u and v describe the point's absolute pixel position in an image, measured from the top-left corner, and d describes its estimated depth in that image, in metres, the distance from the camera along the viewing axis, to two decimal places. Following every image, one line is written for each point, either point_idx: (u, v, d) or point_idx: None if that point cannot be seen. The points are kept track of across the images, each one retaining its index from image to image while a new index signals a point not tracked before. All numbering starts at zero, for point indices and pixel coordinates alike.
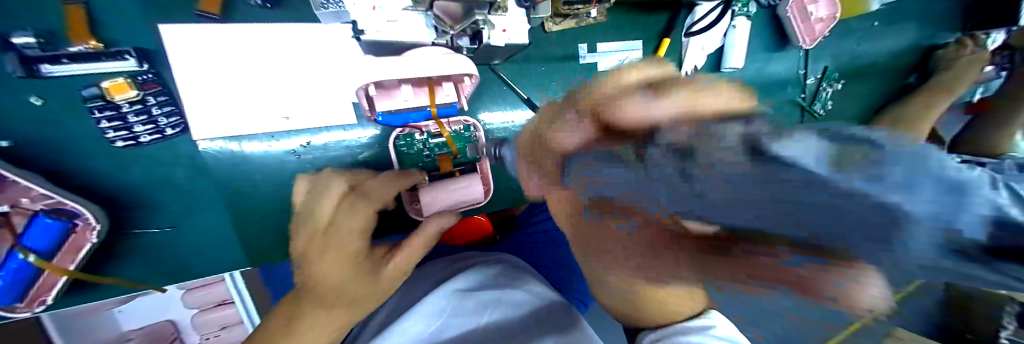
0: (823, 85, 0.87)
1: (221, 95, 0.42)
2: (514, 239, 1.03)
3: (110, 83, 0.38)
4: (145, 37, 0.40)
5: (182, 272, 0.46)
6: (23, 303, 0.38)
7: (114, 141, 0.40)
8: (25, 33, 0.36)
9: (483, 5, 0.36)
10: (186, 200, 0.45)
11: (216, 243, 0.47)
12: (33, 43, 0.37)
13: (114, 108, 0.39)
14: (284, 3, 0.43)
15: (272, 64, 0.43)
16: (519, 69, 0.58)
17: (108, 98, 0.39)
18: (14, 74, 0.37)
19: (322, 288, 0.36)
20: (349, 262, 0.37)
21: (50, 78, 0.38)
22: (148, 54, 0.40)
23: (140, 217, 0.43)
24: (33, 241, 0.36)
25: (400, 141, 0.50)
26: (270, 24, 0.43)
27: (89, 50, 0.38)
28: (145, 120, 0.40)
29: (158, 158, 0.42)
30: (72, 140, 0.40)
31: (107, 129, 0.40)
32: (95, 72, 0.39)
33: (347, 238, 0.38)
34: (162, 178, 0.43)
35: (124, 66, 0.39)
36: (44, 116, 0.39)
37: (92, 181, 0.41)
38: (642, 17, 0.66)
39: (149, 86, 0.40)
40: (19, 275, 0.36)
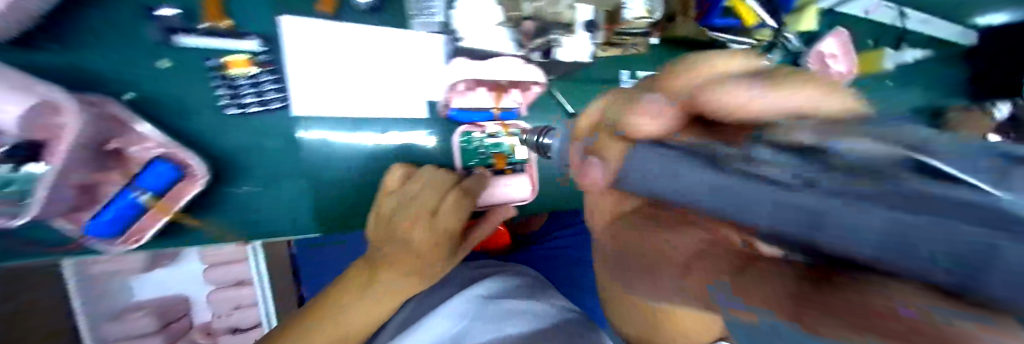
0: None
1: (319, 78, 0.48)
2: (532, 251, 1.06)
3: (229, 60, 0.45)
4: (263, 25, 0.47)
5: (256, 230, 0.50)
6: (123, 238, 0.43)
7: (228, 108, 0.46)
8: (169, 7, 0.44)
9: (559, 26, 0.44)
10: (270, 167, 0.49)
11: (289, 211, 0.51)
12: (173, 16, 0.44)
13: (231, 80, 0.46)
14: (384, 10, 0.51)
15: (365, 58, 0.50)
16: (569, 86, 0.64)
17: (226, 72, 0.45)
18: (153, 41, 0.44)
19: (410, 255, 0.41)
20: (446, 242, 0.43)
21: (178, 47, 0.45)
22: (266, 39, 0.47)
23: (230, 177, 0.48)
24: (151, 184, 0.41)
25: (462, 138, 0.55)
26: (369, 24, 0.50)
27: (215, 27, 0.45)
28: (255, 92, 0.47)
29: (256, 126, 0.48)
30: (188, 101, 0.46)
31: (224, 96, 0.46)
32: (217, 47, 0.45)
33: (449, 222, 0.44)
34: (251, 145, 0.48)
35: (247, 46, 0.45)
36: (165, 77, 0.45)
37: (196, 140, 0.46)
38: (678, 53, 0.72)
39: (263, 65, 0.46)
40: (130, 211, 0.42)
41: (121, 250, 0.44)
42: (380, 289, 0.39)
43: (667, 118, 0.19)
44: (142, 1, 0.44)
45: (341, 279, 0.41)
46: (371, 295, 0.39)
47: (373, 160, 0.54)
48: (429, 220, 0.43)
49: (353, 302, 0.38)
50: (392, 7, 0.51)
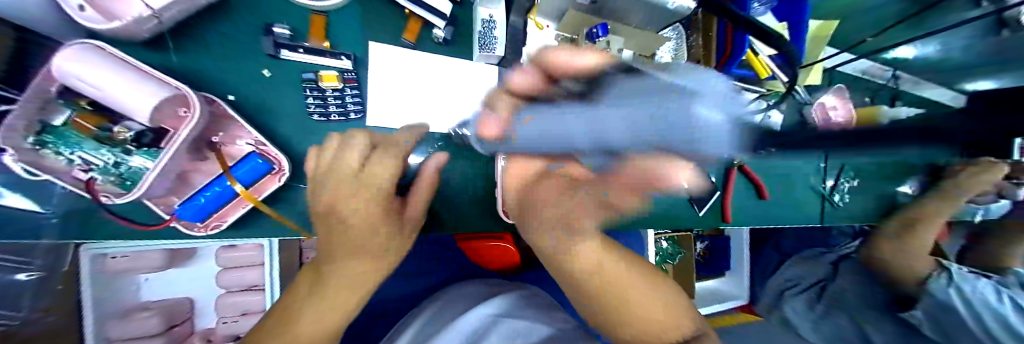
0: (842, 180, 0.99)
1: (393, 95, 0.56)
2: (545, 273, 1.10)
3: (323, 74, 0.53)
4: (356, 47, 0.55)
5: (316, 228, 0.54)
6: (205, 222, 0.47)
7: (312, 114, 0.53)
8: (284, 27, 0.52)
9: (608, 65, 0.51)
10: None
11: None
12: (286, 35, 0.52)
13: (321, 91, 0.53)
14: (455, 43, 0.59)
15: (432, 81, 0.58)
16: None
17: (320, 83, 0.53)
18: (265, 53, 0.52)
19: (345, 229, 0.41)
20: (381, 207, 0.43)
21: (282, 60, 0.53)
22: (355, 59, 0.54)
23: (303, 175, 0.53)
24: (242, 174, 0.47)
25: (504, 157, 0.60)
26: (441, 55, 0.58)
27: (319, 48, 0.53)
28: (338, 103, 0.54)
29: (333, 132, 0.54)
30: (282, 105, 0.53)
31: (310, 104, 0.53)
32: (316, 63, 0.53)
33: (380, 181, 0.43)
34: (325, 149, 0.54)
35: (340, 64, 0.53)
36: (268, 84, 0.53)
37: (283, 139, 0.53)
38: None
39: (349, 81, 0.54)
40: (219, 198, 0.46)
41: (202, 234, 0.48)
42: (339, 280, 0.39)
43: (635, 124, 0.20)
44: (262, 21, 0.53)
45: (298, 280, 0.43)
46: (326, 288, 0.38)
47: None
48: (355, 179, 0.41)
49: (312, 300, 0.37)
50: (460, 40, 0.60)
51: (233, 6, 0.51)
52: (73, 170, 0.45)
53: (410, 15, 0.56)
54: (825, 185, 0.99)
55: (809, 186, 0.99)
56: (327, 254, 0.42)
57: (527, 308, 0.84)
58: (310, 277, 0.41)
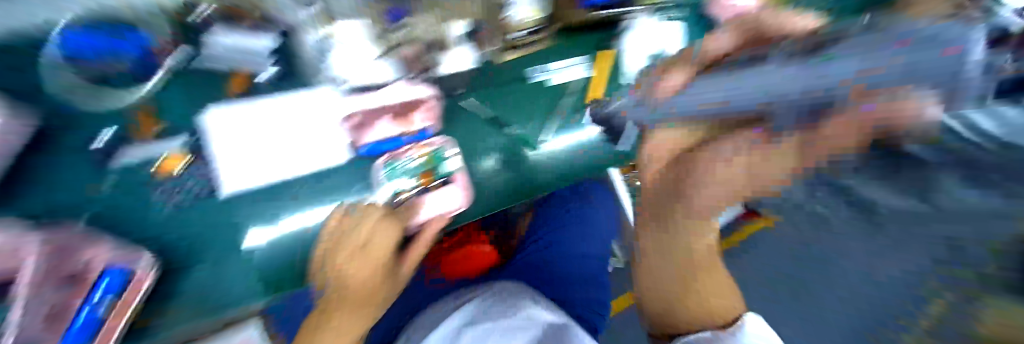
0: None
1: (241, 153, 0.50)
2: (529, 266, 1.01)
3: (167, 156, 0.48)
4: (187, 114, 0.50)
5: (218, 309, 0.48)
6: None
7: (162, 202, 0.47)
8: (103, 134, 0.47)
9: None
10: (204, 238, 0.48)
11: (237, 277, 0.49)
12: (107, 140, 0.46)
13: (171, 178, 0.48)
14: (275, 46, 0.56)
15: (281, 121, 0.54)
16: (490, 96, 0.66)
17: (168, 171, 0.48)
18: (93, 149, 0.46)
19: (351, 283, 0.59)
20: (376, 267, 0.61)
21: (120, 161, 0.47)
22: (193, 128, 0.50)
23: (179, 261, 0.47)
24: (106, 287, 0.40)
25: (383, 169, 0.55)
26: (276, 95, 0.55)
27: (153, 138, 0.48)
28: (191, 183, 0.48)
29: (192, 208, 0.48)
30: (128, 203, 0.46)
31: (161, 194, 0.47)
32: (158, 150, 0.48)
33: (381, 246, 0.58)
34: (191, 225, 0.48)
35: (178, 142, 0.49)
36: (106, 190, 0.45)
37: (133, 226, 0.45)
38: (556, 44, 0.71)
39: (196, 156, 0.49)
40: (90, 325, 0.40)
41: None
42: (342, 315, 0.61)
43: None
44: (84, 131, 0.46)
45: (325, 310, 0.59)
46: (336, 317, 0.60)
47: (307, 209, 0.51)
48: (358, 252, 0.56)
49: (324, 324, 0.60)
50: (292, 69, 0.57)
51: (65, 125, 0.45)
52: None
53: (235, 69, 0.53)
54: None
55: None
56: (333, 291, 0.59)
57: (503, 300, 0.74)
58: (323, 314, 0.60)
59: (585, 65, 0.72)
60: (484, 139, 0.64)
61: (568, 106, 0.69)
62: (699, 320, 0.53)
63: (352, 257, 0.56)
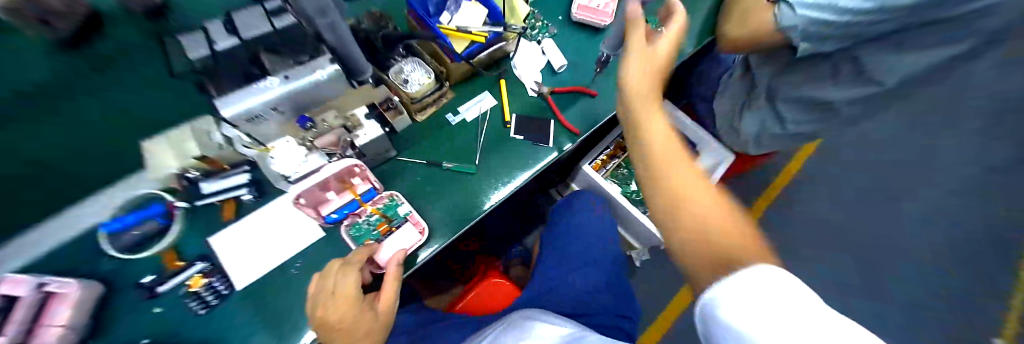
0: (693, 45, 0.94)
1: (249, 262, 0.61)
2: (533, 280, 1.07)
3: (192, 280, 0.58)
4: (198, 242, 0.63)
5: None
6: None
7: (198, 311, 0.58)
8: (147, 276, 0.59)
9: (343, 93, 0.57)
10: (229, 330, 0.58)
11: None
12: (151, 278, 0.58)
13: (194, 295, 0.58)
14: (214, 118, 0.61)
15: (265, 223, 0.65)
16: (428, 144, 0.76)
17: (195, 290, 0.58)
18: (144, 295, 0.57)
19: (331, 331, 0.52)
20: (354, 308, 0.54)
21: (161, 293, 0.58)
22: (209, 257, 0.62)
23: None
24: None
25: (350, 231, 0.65)
26: (257, 211, 0.66)
27: (177, 269, 0.59)
28: (214, 294, 0.58)
29: (219, 312, 0.59)
30: (178, 322, 0.57)
31: (198, 307, 0.58)
32: (180, 279, 0.58)
33: (346, 284, 0.54)
34: (227, 323, 0.59)
35: (195, 268, 0.59)
36: (163, 320, 0.57)
37: (184, 336, 0.57)
38: (462, 95, 0.82)
39: (212, 272, 0.60)
40: None
41: None
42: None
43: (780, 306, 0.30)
44: (134, 280, 0.58)
45: None
46: None
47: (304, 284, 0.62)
48: (329, 297, 0.53)
49: None
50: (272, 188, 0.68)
51: (124, 287, 0.58)
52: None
53: (222, 201, 0.64)
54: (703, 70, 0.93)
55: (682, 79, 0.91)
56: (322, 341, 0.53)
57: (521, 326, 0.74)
58: None
59: (488, 98, 0.82)
60: (444, 181, 0.74)
61: (496, 139, 0.79)
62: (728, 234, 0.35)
63: (326, 305, 0.53)
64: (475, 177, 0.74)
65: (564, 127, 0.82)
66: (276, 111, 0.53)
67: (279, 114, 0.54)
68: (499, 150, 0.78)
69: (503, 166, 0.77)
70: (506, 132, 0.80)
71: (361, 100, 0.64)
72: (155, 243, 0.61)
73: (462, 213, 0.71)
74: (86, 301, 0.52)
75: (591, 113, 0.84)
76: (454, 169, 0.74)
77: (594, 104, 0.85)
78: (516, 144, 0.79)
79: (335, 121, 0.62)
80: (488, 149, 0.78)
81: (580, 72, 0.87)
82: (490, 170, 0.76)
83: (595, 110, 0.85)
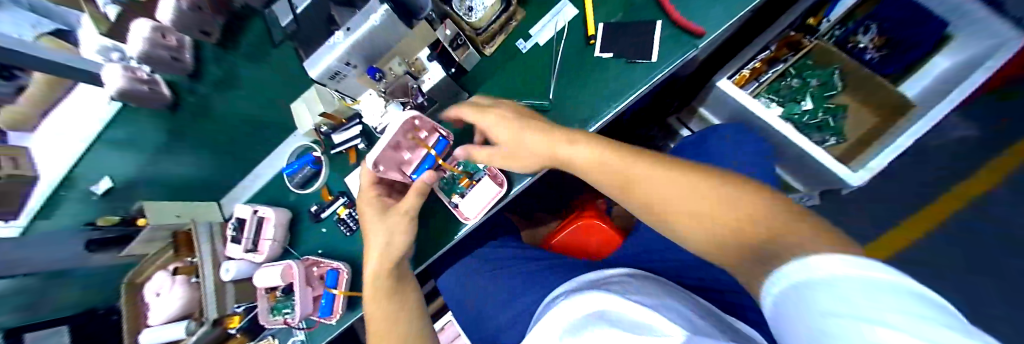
0: None
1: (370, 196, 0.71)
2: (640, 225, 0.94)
3: (339, 208, 0.73)
4: (336, 181, 0.77)
5: None
6: (333, 314, 0.67)
7: (346, 232, 0.73)
8: (314, 205, 0.77)
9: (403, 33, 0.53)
10: (365, 249, 0.72)
11: None
12: (316, 208, 0.76)
13: (343, 220, 0.73)
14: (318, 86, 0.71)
15: None
16: (500, 80, 0.68)
17: (341, 216, 0.73)
18: (313, 220, 0.77)
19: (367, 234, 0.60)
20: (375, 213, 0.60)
21: (323, 218, 0.75)
22: (345, 192, 0.75)
23: (359, 265, 0.71)
24: (329, 282, 0.67)
25: (442, 184, 0.66)
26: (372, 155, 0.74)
27: (328, 201, 0.75)
28: (353, 220, 0.72)
29: (357, 237, 0.73)
30: (335, 240, 0.74)
31: (345, 228, 0.73)
32: (332, 208, 0.74)
33: (369, 190, 0.62)
34: (362, 244, 0.72)
35: (341, 200, 0.74)
36: (326, 238, 0.76)
37: (340, 252, 0.74)
38: (538, 11, 0.68)
39: (350, 205, 0.73)
40: (329, 301, 0.66)
41: (333, 321, 0.68)
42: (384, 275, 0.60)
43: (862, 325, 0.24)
44: (306, 209, 0.78)
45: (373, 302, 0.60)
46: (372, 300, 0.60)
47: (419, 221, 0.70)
48: (363, 201, 0.62)
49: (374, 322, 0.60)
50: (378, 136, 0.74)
51: (300, 213, 0.79)
52: (259, 314, 0.67)
53: (347, 149, 0.74)
54: None
55: None
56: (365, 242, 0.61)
57: (656, 287, 0.63)
58: (381, 316, 0.60)
59: (568, 8, 0.66)
60: None
61: (581, 59, 0.64)
62: (740, 232, 0.37)
63: (363, 204, 0.62)
64: (560, 110, 0.63)
65: (684, 26, 0.58)
66: (351, 66, 0.53)
67: (354, 69, 0.55)
68: (588, 74, 0.63)
69: (597, 91, 0.62)
70: (592, 51, 0.63)
71: (423, 41, 0.59)
72: (314, 182, 0.77)
73: None
74: (282, 223, 0.74)
75: None
76: (534, 101, 0.65)
77: None
78: (613, 61, 0.62)
79: (400, 68, 0.59)
80: (576, 73, 0.64)
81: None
82: (578, 98, 0.63)
83: None
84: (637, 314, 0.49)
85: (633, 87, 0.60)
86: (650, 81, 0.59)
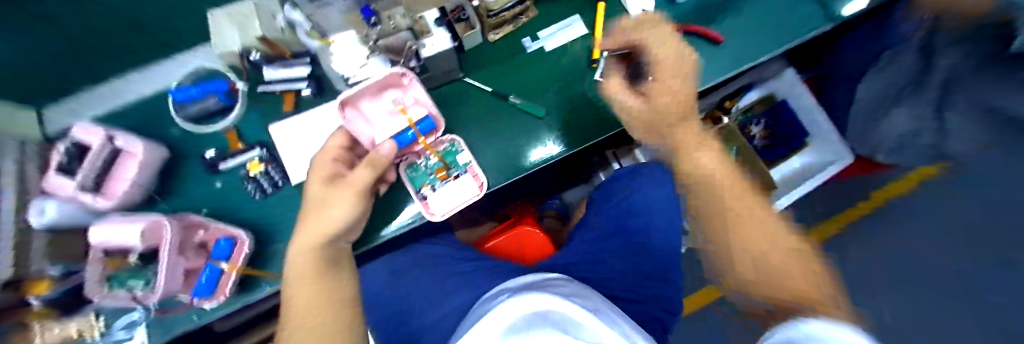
0: None
1: (299, 152, 0.57)
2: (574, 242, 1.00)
3: (250, 164, 0.57)
4: (256, 128, 0.59)
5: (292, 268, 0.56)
6: (214, 295, 0.51)
7: (257, 195, 0.57)
8: (211, 150, 0.58)
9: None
10: (277, 220, 0.58)
11: None
12: (214, 154, 0.58)
13: (253, 179, 0.57)
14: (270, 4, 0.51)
15: (318, 129, 0.58)
16: (494, 71, 0.65)
17: (252, 173, 0.57)
18: (206, 170, 0.58)
19: (311, 206, 0.50)
20: (320, 182, 0.49)
21: (224, 170, 0.58)
22: (266, 144, 0.59)
23: (266, 239, 0.57)
24: (218, 253, 0.50)
25: (409, 171, 0.59)
26: (315, 109, 0.59)
27: (237, 150, 0.58)
28: (270, 181, 0.57)
29: (271, 204, 0.58)
30: (236, 201, 0.58)
31: (254, 190, 0.57)
32: (241, 161, 0.57)
33: (332, 151, 0.51)
34: (273, 214, 0.58)
35: (255, 153, 0.57)
36: (221, 195, 0.58)
37: (239, 217, 0.57)
38: (548, 14, 0.67)
39: (270, 161, 0.58)
40: (211, 279, 0.50)
41: (212, 303, 0.52)
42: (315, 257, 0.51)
43: None
44: (197, 152, 0.59)
45: (302, 287, 0.51)
46: (294, 288, 0.51)
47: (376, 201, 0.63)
48: (315, 164, 0.51)
49: (297, 315, 0.50)
50: (330, 89, 0.60)
51: (187, 155, 0.59)
52: (85, 287, 0.46)
53: (284, 91, 0.59)
54: (811, 10, 0.71)
55: (806, 38, 0.71)
56: (304, 210, 0.51)
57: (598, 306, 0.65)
58: (302, 307, 0.50)
59: (576, 24, 0.66)
60: (504, 119, 0.64)
61: (577, 77, 0.65)
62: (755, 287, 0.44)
63: (315, 166, 0.50)
64: (547, 120, 0.64)
65: None
66: None
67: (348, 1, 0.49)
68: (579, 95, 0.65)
69: (586, 114, 0.64)
70: (588, 73, 0.65)
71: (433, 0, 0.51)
72: (220, 119, 0.59)
73: (521, 157, 0.63)
74: (151, 163, 0.54)
75: (701, 58, 0.70)
76: (523, 105, 0.64)
77: (704, 50, 0.70)
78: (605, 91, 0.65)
79: (402, 21, 0.50)
80: (569, 90, 0.65)
81: (705, 12, 0.73)
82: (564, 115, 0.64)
83: (705, 60, 0.70)
84: (573, 315, 0.52)
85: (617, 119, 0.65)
86: None
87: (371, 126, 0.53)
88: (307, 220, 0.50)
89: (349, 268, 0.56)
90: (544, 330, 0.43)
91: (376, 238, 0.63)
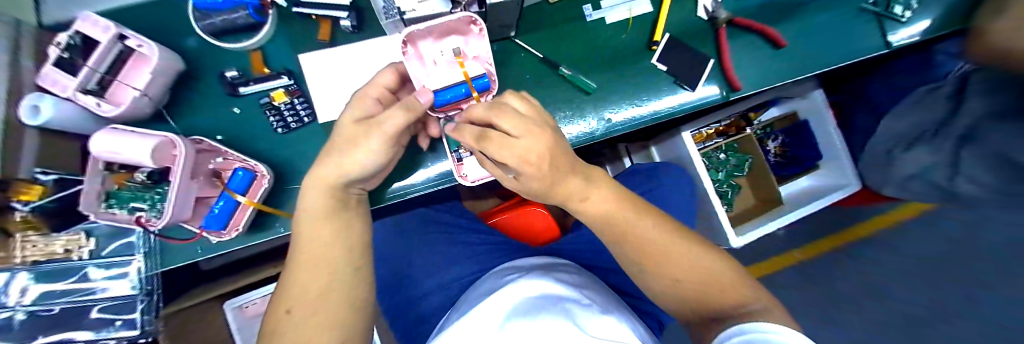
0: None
1: (334, 89, 0.54)
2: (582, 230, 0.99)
3: (274, 93, 0.52)
4: (284, 56, 0.54)
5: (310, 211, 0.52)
6: (225, 230, 0.47)
7: (277, 128, 0.53)
8: (233, 70, 0.53)
9: None
10: (298, 158, 0.53)
11: None
12: (236, 75, 0.52)
13: (276, 110, 0.52)
14: None
15: (356, 66, 0.54)
16: (549, 36, 0.60)
17: (274, 104, 0.52)
18: (224, 92, 0.53)
19: (339, 146, 0.44)
20: (356, 123, 0.43)
21: (244, 96, 0.53)
22: (292, 74, 0.54)
23: (283, 177, 0.53)
24: (234, 185, 0.46)
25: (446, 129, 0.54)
26: (354, 44, 0.54)
27: (263, 75, 0.52)
28: (294, 115, 0.53)
29: (291, 141, 0.53)
30: (253, 132, 0.53)
31: (274, 122, 0.52)
32: (266, 89, 0.52)
33: (372, 90, 0.45)
34: (293, 151, 0.53)
35: (280, 82, 0.52)
36: (236, 122, 0.53)
37: (254, 150, 0.53)
38: None
39: (295, 92, 0.53)
40: (225, 211, 0.46)
41: (225, 237, 0.48)
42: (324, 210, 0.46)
43: None
44: (214, 71, 0.53)
45: (316, 239, 0.47)
46: (304, 239, 0.47)
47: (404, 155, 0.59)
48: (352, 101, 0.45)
49: (307, 269, 0.46)
50: (371, 24, 0.55)
51: (201, 73, 0.53)
52: (83, 199, 0.42)
53: (319, 17, 0.53)
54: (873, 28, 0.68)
55: (861, 56, 0.69)
56: (330, 150, 0.45)
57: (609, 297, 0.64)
58: (312, 261, 0.46)
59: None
60: (551, 88, 0.60)
61: (631, 56, 0.62)
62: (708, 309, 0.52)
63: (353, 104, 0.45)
64: (595, 96, 0.61)
65: (727, 72, 0.63)
66: None
67: None
68: (630, 74, 0.62)
69: (634, 96, 0.62)
70: (643, 55, 0.62)
71: None
72: (242, 38, 0.52)
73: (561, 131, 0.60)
74: (164, 73, 0.48)
75: (759, 58, 0.66)
76: (574, 76, 0.59)
77: (763, 50, 0.66)
78: (657, 76, 0.62)
79: None
80: (621, 68, 0.62)
81: (770, 11, 0.67)
82: (613, 93, 0.61)
83: (762, 61, 0.66)
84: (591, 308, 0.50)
85: (664, 107, 0.63)
86: (678, 106, 0.63)
87: (422, 69, 0.50)
88: (328, 164, 0.44)
89: (368, 222, 0.53)
90: (553, 314, 0.41)
91: (384, 196, 0.59)
